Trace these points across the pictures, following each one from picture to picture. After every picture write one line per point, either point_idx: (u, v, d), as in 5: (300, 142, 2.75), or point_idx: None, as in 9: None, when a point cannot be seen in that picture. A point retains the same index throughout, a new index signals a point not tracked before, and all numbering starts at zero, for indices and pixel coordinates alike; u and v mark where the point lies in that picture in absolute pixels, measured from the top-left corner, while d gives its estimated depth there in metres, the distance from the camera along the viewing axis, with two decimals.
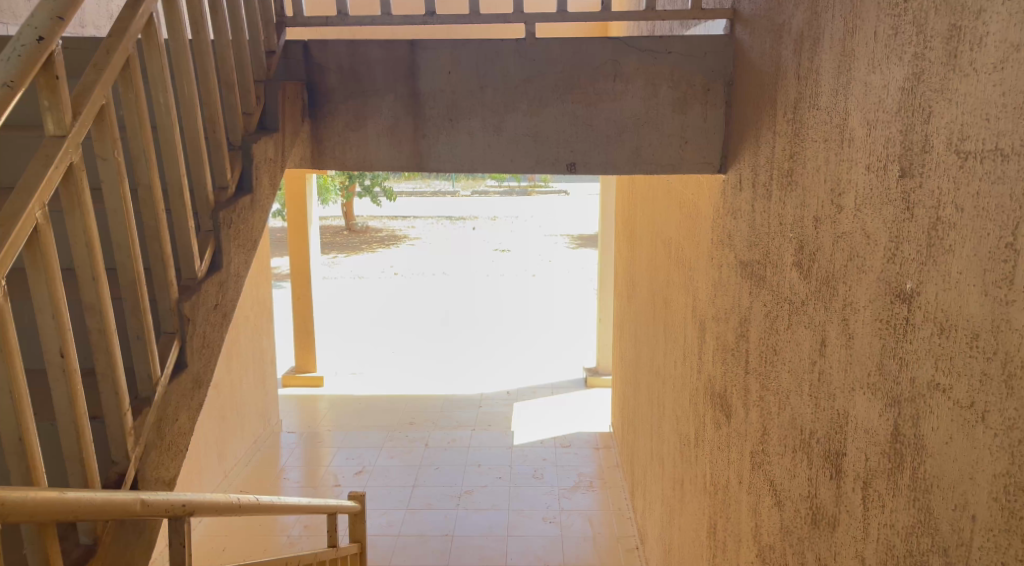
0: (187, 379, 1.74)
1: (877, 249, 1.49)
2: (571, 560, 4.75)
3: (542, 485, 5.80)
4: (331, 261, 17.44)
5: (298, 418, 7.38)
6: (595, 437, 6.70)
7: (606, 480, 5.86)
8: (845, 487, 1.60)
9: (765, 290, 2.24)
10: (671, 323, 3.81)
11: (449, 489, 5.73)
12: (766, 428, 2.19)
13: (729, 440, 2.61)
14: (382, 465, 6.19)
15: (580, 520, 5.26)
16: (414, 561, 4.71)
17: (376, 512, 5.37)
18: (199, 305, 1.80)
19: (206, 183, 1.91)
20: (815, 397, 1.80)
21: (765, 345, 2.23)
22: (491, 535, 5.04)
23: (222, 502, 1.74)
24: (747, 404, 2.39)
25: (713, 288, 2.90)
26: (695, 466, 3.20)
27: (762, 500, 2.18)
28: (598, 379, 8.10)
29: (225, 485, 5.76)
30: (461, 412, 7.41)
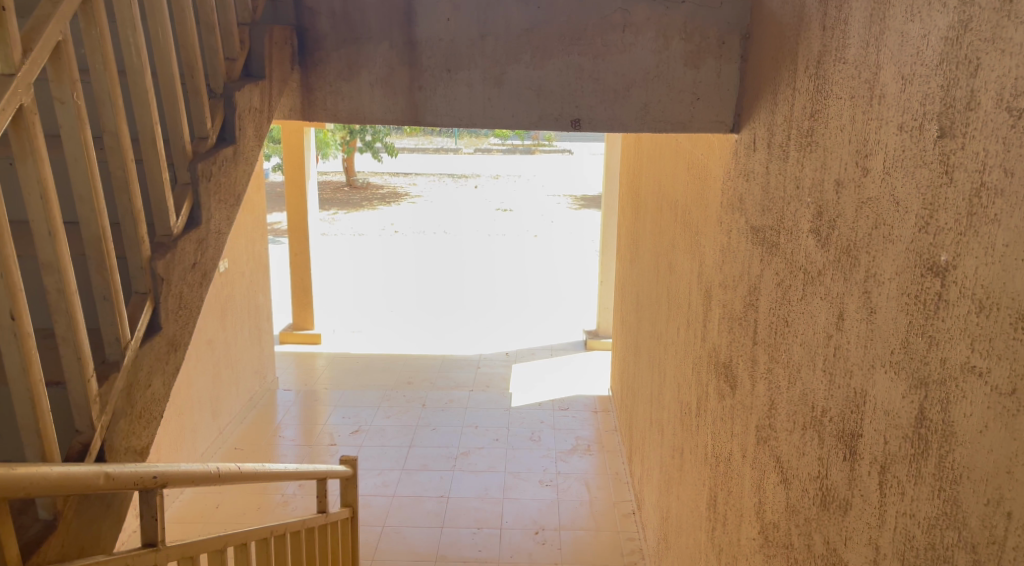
0: (161, 341, 1.63)
1: (907, 217, 1.37)
2: (566, 523, 4.72)
3: (539, 447, 5.75)
4: (331, 217, 17.26)
5: (295, 375, 7.33)
6: (594, 401, 6.65)
7: (604, 444, 5.82)
8: (860, 471, 1.51)
9: (778, 258, 2.12)
10: (676, 288, 3.69)
11: (445, 450, 5.69)
12: (774, 402, 2.09)
13: (733, 412, 2.52)
14: (378, 425, 6.13)
15: (577, 483, 5.23)
16: (409, 522, 4.69)
17: (371, 472, 5.33)
18: (174, 264, 1.68)
19: (182, 132, 1.77)
20: (830, 373, 1.70)
21: (775, 316, 2.12)
22: (487, 497, 5.01)
23: (198, 471, 1.65)
24: (754, 376, 2.29)
25: (721, 253, 2.78)
26: (695, 435, 3.13)
27: (767, 476, 2.09)
28: (598, 342, 8.04)
29: (220, 443, 5.72)
30: (460, 372, 7.36)
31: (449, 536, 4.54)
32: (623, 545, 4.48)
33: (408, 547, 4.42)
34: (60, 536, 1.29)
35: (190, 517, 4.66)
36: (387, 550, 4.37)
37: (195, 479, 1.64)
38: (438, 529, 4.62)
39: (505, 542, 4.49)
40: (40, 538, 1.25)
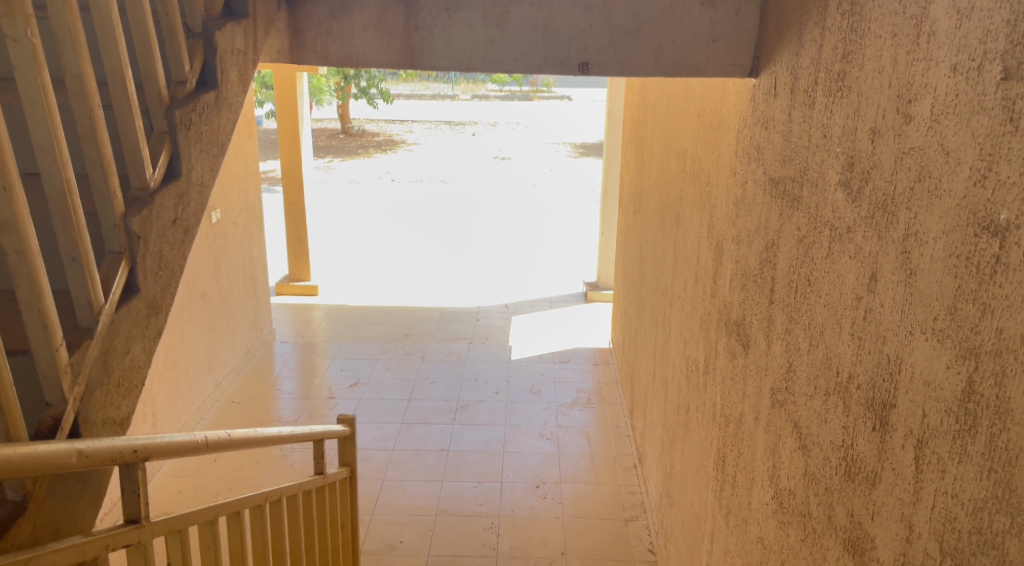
0: (141, 305, 1.51)
1: (959, 170, 1.24)
2: (567, 476, 4.70)
3: (539, 401, 5.70)
4: (325, 166, 16.95)
5: (292, 327, 7.24)
6: (594, 353, 6.59)
7: (604, 397, 5.78)
8: (892, 443, 1.41)
9: (800, 212, 1.99)
10: (683, 241, 3.57)
11: (445, 403, 5.64)
12: (792, 364, 1.99)
13: (745, 373, 2.42)
14: (377, 378, 6.06)
15: (577, 437, 5.19)
16: (409, 475, 4.66)
17: (370, 426, 5.28)
18: (152, 220, 1.55)
19: (157, 75, 1.61)
20: (859, 338, 1.58)
21: (796, 275, 2.00)
22: (487, 451, 4.97)
23: (186, 441, 1.56)
24: (770, 337, 2.18)
25: (734, 206, 2.65)
26: (702, 394, 3.05)
27: (783, 441, 2.01)
28: (599, 294, 7.95)
29: (216, 396, 5.66)
30: (459, 324, 7.28)
31: (449, 491, 4.50)
32: (624, 499, 4.46)
33: (409, 501, 4.38)
34: (31, 519, 1.19)
35: (188, 472, 4.61)
36: (388, 505, 4.34)
37: (183, 449, 1.55)
38: (438, 484, 4.58)
39: (506, 497, 4.46)
40: (9, 522, 1.16)
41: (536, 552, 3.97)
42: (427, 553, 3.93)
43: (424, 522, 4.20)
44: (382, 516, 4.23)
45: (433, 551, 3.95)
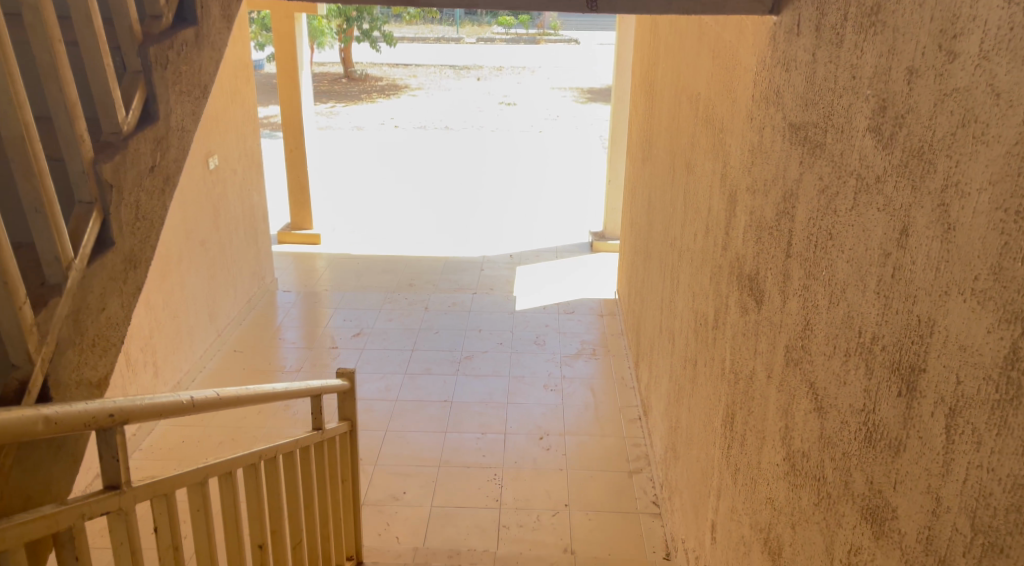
0: (116, 259, 1.41)
1: (1010, 115, 1.11)
2: (571, 428, 4.67)
3: (544, 352, 5.64)
4: (328, 112, 16.64)
5: (294, 276, 7.17)
6: (599, 304, 6.51)
7: (610, 348, 5.71)
8: (919, 409, 1.32)
9: (823, 160, 1.86)
10: (694, 190, 3.44)
11: (449, 354, 5.58)
12: (809, 322, 1.89)
13: (757, 329, 2.33)
14: (380, 328, 6.01)
15: (582, 388, 5.14)
16: (413, 426, 4.63)
17: (373, 376, 5.24)
18: (126, 168, 1.43)
19: (128, 8, 1.47)
20: (885, 297, 1.48)
21: (816, 227, 1.88)
22: (491, 402, 4.94)
23: (165, 401, 1.46)
24: (785, 293, 2.08)
25: (750, 154, 2.51)
26: (711, 348, 2.96)
27: (797, 401, 1.92)
28: (605, 244, 7.83)
29: (218, 345, 5.63)
30: (463, 274, 7.19)
31: (452, 442, 4.48)
32: (629, 451, 4.43)
33: (412, 452, 4.36)
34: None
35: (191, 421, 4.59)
36: (391, 456, 4.32)
37: (162, 409, 1.46)
38: (441, 435, 4.55)
39: (510, 448, 4.43)
40: None
41: (539, 504, 3.95)
42: (430, 504, 3.92)
43: (427, 473, 4.18)
44: (385, 467, 4.21)
45: (436, 502, 3.93)
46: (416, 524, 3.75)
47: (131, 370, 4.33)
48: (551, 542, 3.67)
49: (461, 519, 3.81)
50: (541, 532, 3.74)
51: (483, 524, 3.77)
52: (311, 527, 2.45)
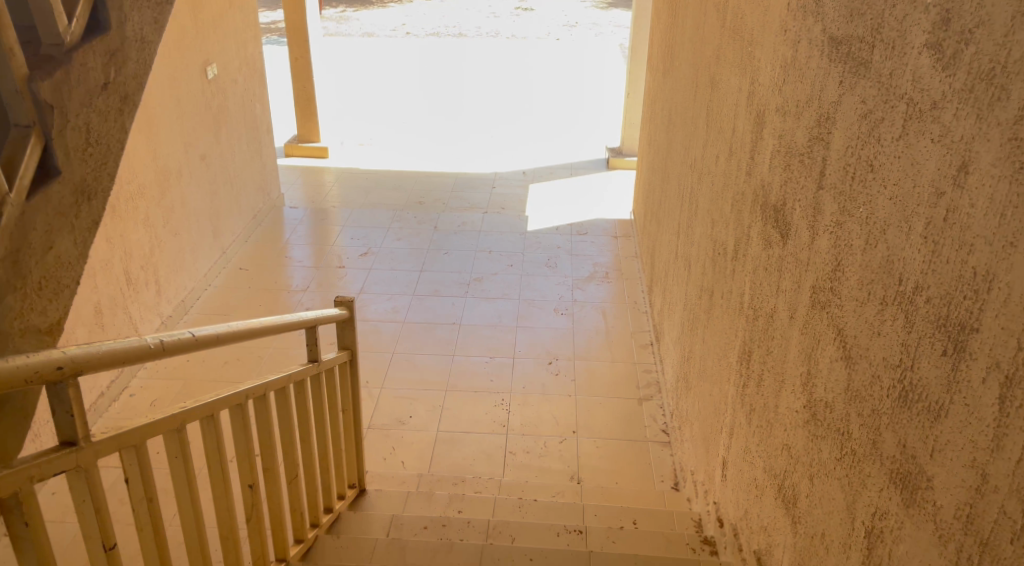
0: (62, 190, 1.25)
1: None
2: (580, 353, 4.58)
3: (555, 275, 5.50)
4: (337, 16, 15.99)
5: (302, 191, 6.99)
6: (614, 225, 6.32)
7: (623, 272, 5.56)
8: (968, 373, 1.16)
9: (868, 81, 1.63)
10: (718, 108, 3.19)
11: (458, 275, 5.46)
12: (840, 263, 1.71)
13: (781, 265, 2.16)
14: (388, 248, 5.87)
15: (593, 313, 5.02)
16: (420, 349, 4.56)
17: (380, 297, 5.15)
18: (71, 86, 1.26)
19: None
20: (934, 242, 1.30)
21: (855, 157, 1.68)
22: (499, 325, 4.84)
23: (119, 347, 1.32)
24: (816, 228, 1.89)
25: (782, 71, 2.27)
26: (729, 281, 2.80)
27: (822, 347, 1.78)
28: (622, 161, 7.56)
29: (223, 262, 5.53)
30: (474, 192, 6.98)
31: (460, 365, 4.41)
32: (639, 378, 4.35)
33: (419, 375, 4.31)
34: None
35: None
36: (398, 379, 4.27)
37: (119, 355, 1.32)
38: (449, 358, 4.48)
39: (518, 373, 4.36)
40: None
41: (546, 430, 3.90)
42: (437, 428, 3.88)
43: (434, 396, 4.13)
44: (391, 390, 4.17)
45: (442, 427, 3.89)
46: (421, 449, 3.73)
47: (132, 289, 4.28)
48: (557, 469, 3.63)
49: (468, 444, 3.77)
50: (548, 459, 3.70)
51: (489, 449, 3.74)
52: (308, 460, 2.39)
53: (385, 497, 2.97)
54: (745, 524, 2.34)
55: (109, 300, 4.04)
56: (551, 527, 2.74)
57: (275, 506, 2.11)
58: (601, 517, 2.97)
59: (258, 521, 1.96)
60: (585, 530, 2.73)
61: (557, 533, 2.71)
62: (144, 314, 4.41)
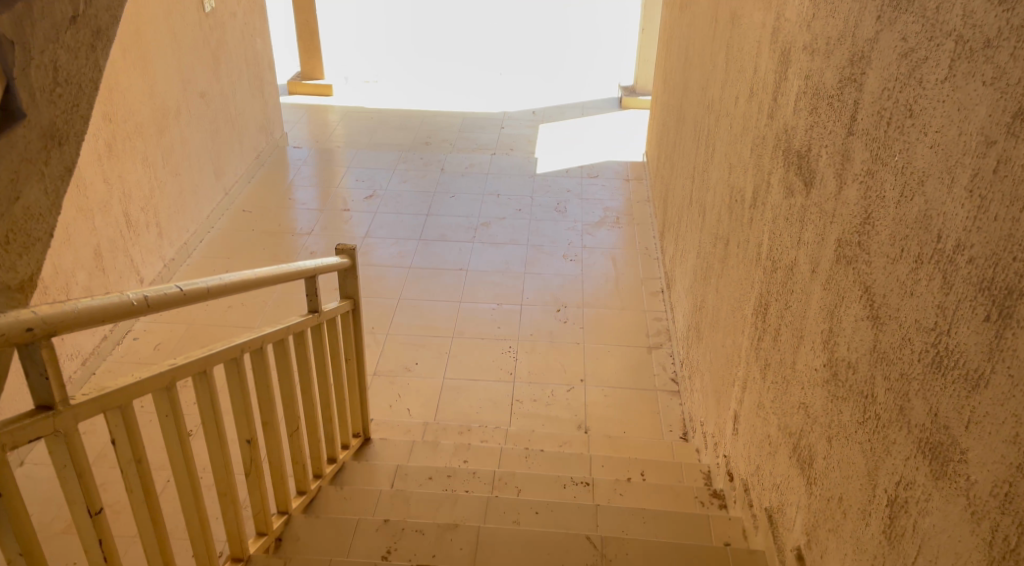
0: (28, 135, 1.15)
1: None
2: (589, 300, 4.50)
3: (564, 219, 5.38)
4: None
5: (306, 130, 6.83)
6: (625, 167, 6.15)
7: (634, 216, 5.43)
8: (1014, 343, 1.07)
9: (911, 15, 1.49)
10: (740, 46, 3.01)
11: (465, 219, 5.35)
12: (870, 216, 1.60)
13: (803, 215, 2.04)
14: (394, 190, 5.75)
15: (603, 259, 4.92)
16: (426, 294, 4.49)
17: (386, 242, 5.06)
18: (34, 19, 1.14)
19: None
20: (980, 197, 1.19)
21: (892, 100, 1.54)
22: (507, 271, 4.75)
23: (90, 306, 1.24)
24: (844, 177, 1.77)
25: (812, 5, 2.11)
26: (746, 229, 2.69)
27: (846, 305, 1.68)
28: (634, 101, 7.32)
29: (226, 203, 5.43)
30: (482, 132, 6.79)
31: (466, 312, 4.34)
32: (649, 326, 4.28)
33: (425, 321, 4.25)
34: None
35: None
36: (404, 325, 4.21)
37: (88, 314, 1.23)
38: (455, 304, 4.41)
39: (525, 320, 4.29)
40: None
41: (554, 378, 3.85)
42: (443, 376, 3.84)
43: (440, 343, 4.08)
44: (397, 336, 4.11)
45: (449, 374, 3.85)
46: (427, 397, 3.69)
47: (132, 231, 4.19)
48: (564, 418, 3.59)
49: (474, 392, 3.73)
50: (555, 408, 3.66)
51: (495, 397, 3.70)
52: (310, 411, 2.33)
53: (390, 447, 2.94)
54: (755, 480, 2.29)
55: (109, 243, 3.96)
56: (558, 479, 2.70)
57: (276, 459, 2.06)
58: (608, 468, 2.94)
59: (257, 476, 1.92)
60: (592, 482, 2.69)
61: (563, 485, 2.67)
62: (145, 256, 4.34)
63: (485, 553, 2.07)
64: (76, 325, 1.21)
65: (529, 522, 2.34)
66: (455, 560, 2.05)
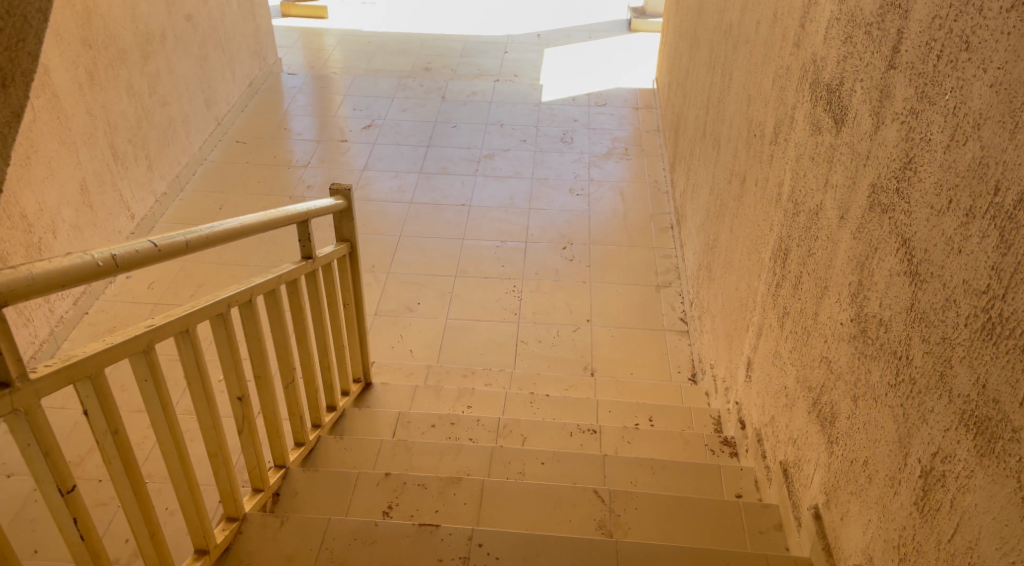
0: None
1: None
2: (596, 236, 4.36)
3: (571, 151, 5.18)
4: None
5: (301, 55, 6.53)
6: (635, 95, 5.89)
7: (643, 148, 5.23)
8: None
9: None
10: None
11: (467, 151, 5.15)
12: (911, 161, 1.44)
13: (831, 157, 1.88)
14: (393, 120, 5.52)
15: (611, 193, 4.76)
16: (427, 232, 4.35)
17: (385, 175, 4.89)
18: None
19: None
20: None
21: (944, 30, 1.36)
22: (512, 207, 4.59)
23: (46, 269, 1.13)
24: (881, 116, 1.60)
25: None
26: (765, 167, 2.53)
27: (880, 257, 1.54)
28: (644, 24, 6.97)
29: (219, 134, 5.24)
30: (485, 58, 6.49)
31: (469, 250, 4.22)
32: (658, 264, 4.16)
33: (426, 260, 4.13)
34: None
35: (193, 220, 4.47)
36: (405, 263, 4.10)
37: (45, 278, 1.13)
38: (457, 241, 4.28)
39: (530, 258, 4.17)
40: None
41: (560, 318, 3.76)
42: (446, 316, 3.75)
43: (442, 282, 3.97)
44: (398, 276, 4.01)
45: (451, 314, 3.76)
46: (430, 338, 3.61)
47: (120, 164, 4.04)
48: (570, 360, 3.52)
49: (477, 333, 3.65)
50: (561, 349, 3.58)
51: (499, 338, 3.62)
52: (306, 362, 2.24)
53: (392, 392, 2.87)
54: (770, 431, 2.21)
55: (96, 177, 3.82)
56: (564, 426, 2.63)
57: (270, 413, 1.99)
58: (615, 413, 2.87)
59: (251, 433, 1.84)
60: (599, 430, 2.62)
61: (570, 433, 2.60)
62: (135, 191, 4.20)
63: (490, 509, 2.02)
64: (30, 291, 1.11)
65: (534, 472, 2.28)
66: (459, 516, 2.00)
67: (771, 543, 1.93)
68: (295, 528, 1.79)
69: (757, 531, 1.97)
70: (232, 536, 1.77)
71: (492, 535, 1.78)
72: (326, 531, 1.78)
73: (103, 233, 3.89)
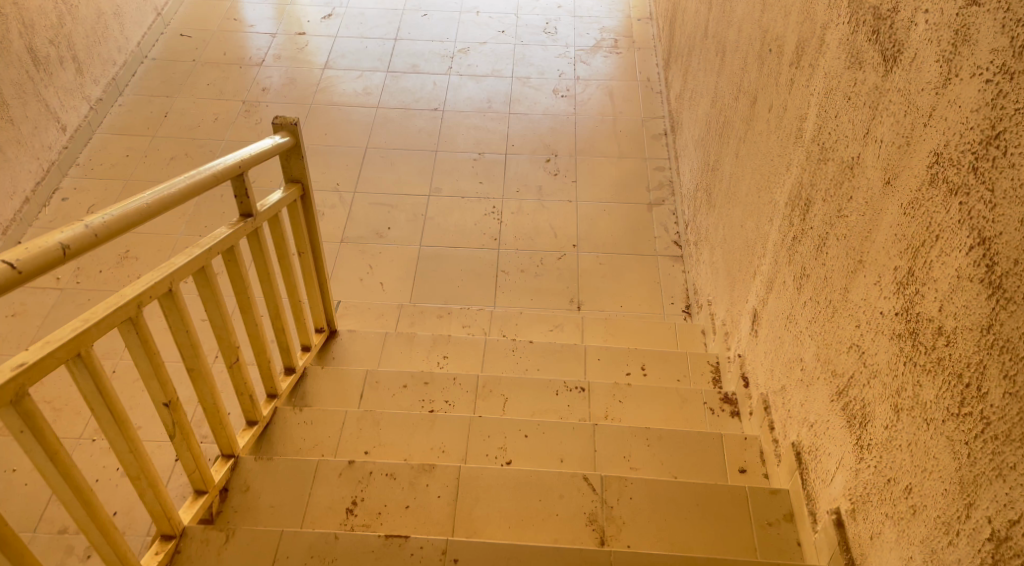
0: None
1: None
2: (582, 145, 3.98)
3: (554, 44, 4.67)
4: None
5: None
6: None
7: (635, 40, 4.73)
8: None
9: None
10: None
11: (439, 45, 4.63)
12: (999, 138, 1.11)
13: (874, 102, 1.54)
14: (355, 8, 4.93)
15: (598, 93, 4.32)
16: (397, 142, 3.94)
17: (349, 75, 4.39)
18: None
19: None
20: None
21: None
22: (489, 111, 4.17)
23: None
24: (953, 66, 1.25)
25: None
26: (782, 92, 2.16)
27: (943, 250, 1.23)
28: None
29: (160, 25, 4.65)
30: None
31: (444, 163, 3.84)
32: (650, 177, 3.81)
33: (397, 176, 3.75)
34: None
35: (136, 129, 4.01)
36: (373, 180, 3.72)
37: None
38: (431, 154, 3.89)
39: (511, 173, 3.80)
40: None
41: (543, 244, 3.46)
42: (419, 243, 3.43)
43: (415, 202, 3.62)
44: (366, 195, 3.64)
45: (426, 241, 3.44)
46: (402, 269, 3.32)
47: (44, 70, 3.53)
48: (555, 292, 3.26)
49: (453, 261, 3.36)
50: (544, 279, 3.31)
51: (477, 267, 3.34)
52: (254, 332, 1.95)
53: (361, 342, 2.61)
54: (779, 401, 1.98)
55: (14, 87, 3.33)
56: (549, 384, 2.40)
57: (211, 403, 1.72)
58: (604, 361, 2.65)
59: (184, 437, 1.58)
60: (588, 387, 2.39)
61: (556, 393, 2.37)
62: (65, 100, 3.73)
63: (468, 501, 1.80)
64: None
65: (516, 449, 2.06)
66: (433, 512, 1.78)
67: (781, 539, 1.75)
68: (242, 544, 1.57)
69: (767, 523, 1.78)
70: (168, 557, 1.56)
71: (469, 548, 1.57)
72: (278, 549, 1.56)
73: (30, 151, 3.46)
